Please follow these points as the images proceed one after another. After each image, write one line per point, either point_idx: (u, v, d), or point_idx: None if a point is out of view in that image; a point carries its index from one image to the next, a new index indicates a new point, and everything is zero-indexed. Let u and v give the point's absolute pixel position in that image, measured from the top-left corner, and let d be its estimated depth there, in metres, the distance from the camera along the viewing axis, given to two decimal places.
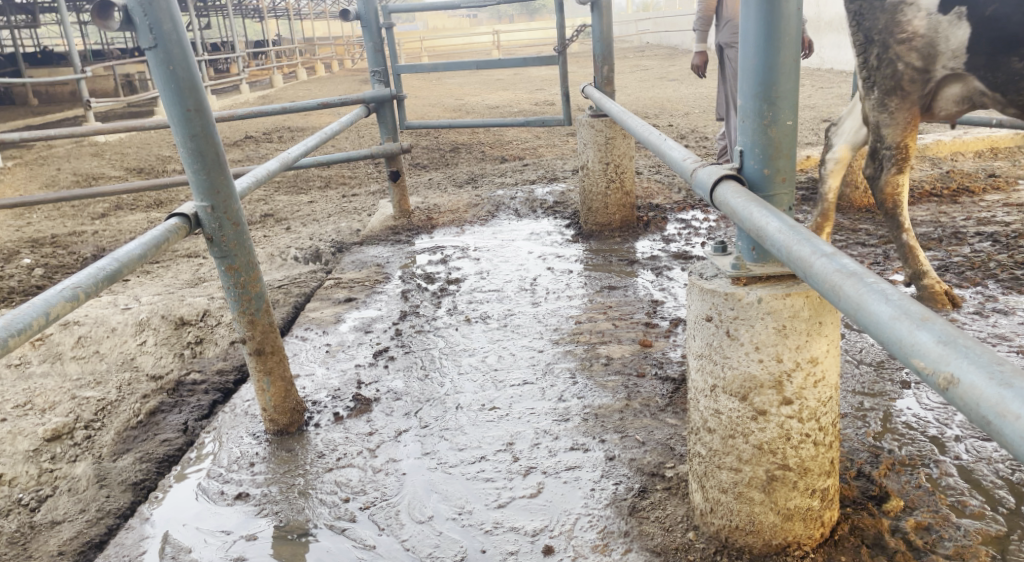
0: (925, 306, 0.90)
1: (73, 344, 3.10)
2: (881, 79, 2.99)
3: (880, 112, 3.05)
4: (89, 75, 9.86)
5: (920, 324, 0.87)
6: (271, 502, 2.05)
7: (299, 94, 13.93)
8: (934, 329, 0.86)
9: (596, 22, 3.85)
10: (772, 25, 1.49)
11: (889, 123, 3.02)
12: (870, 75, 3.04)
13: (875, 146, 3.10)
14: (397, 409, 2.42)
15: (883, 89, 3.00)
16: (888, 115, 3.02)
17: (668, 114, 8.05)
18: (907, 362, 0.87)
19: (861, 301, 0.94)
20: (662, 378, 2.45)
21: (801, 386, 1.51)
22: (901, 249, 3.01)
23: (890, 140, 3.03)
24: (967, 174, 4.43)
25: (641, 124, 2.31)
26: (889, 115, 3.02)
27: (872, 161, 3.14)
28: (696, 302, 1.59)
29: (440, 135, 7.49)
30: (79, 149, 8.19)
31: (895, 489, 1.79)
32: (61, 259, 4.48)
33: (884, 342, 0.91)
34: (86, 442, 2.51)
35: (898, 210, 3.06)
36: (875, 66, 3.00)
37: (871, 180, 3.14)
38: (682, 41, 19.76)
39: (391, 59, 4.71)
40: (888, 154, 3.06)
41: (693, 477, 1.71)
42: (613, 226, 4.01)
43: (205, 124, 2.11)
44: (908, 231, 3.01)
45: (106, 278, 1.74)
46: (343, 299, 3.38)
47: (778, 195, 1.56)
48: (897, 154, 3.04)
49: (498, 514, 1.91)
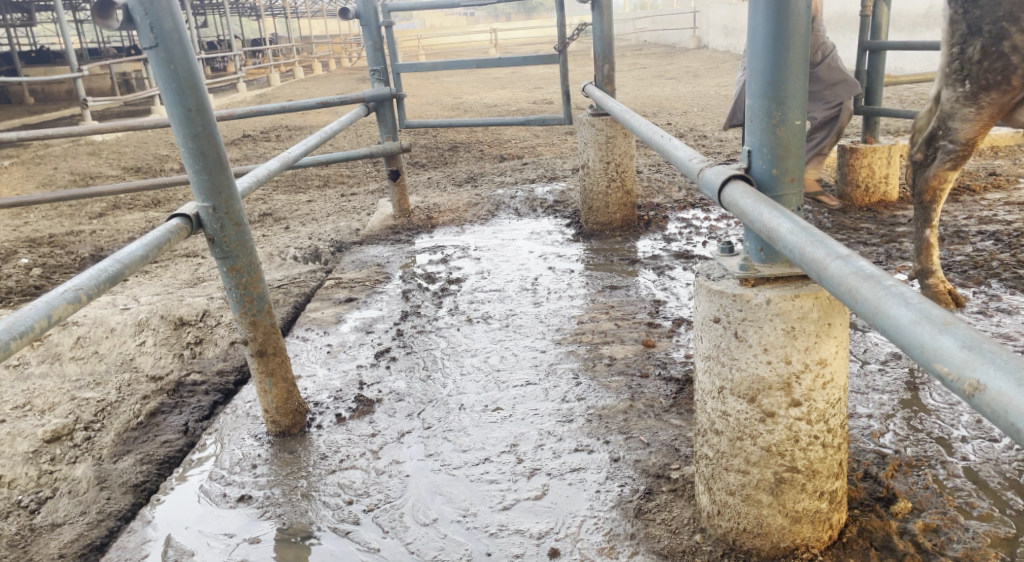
0: (946, 310, 0.89)
1: (72, 345, 3.08)
2: (981, 72, 2.73)
3: (962, 102, 2.82)
4: (85, 74, 9.81)
5: (943, 329, 0.86)
6: (274, 505, 2.04)
7: (296, 92, 13.88)
8: (957, 334, 0.85)
9: (597, 20, 3.83)
10: (781, 23, 1.48)
11: (961, 114, 2.83)
12: (962, 66, 2.78)
13: (938, 132, 2.93)
14: (399, 411, 2.40)
15: (972, 76, 2.76)
16: (965, 106, 2.81)
17: (666, 112, 8.04)
18: (929, 367, 0.86)
19: (880, 304, 0.93)
20: (666, 378, 2.44)
21: (810, 388, 1.50)
22: (917, 244, 2.98)
23: (960, 131, 2.84)
24: (968, 173, 4.43)
25: (643, 123, 2.29)
26: (970, 105, 2.80)
27: (926, 146, 2.99)
28: (704, 303, 1.57)
29: (438, 134, 7.47)
30: (76, 148, 8.16)
31: (903, 490, 1.78)
32: (58, 259, 4.46)
33: (905, 347, 0.89)
34: (85, 443, 2.49)
35: (932, 206, 2.99)
36: (974, 57, 2.73)
37: (920, 165, 3.01)
38: (679, 40, 19.74)
39: (390, 58, 4.68)
40: (946, 147, 2.91)
41: (700, 479, 1.70)
42: (614, 226, 4.00)
43: (207, 124, 2.10)
44: (932, 229, 2.94)
45: (109, 280, 1.73)
46: (343, 299, 3.36)
47: (787, 194, 1.55)
48: (953, 151, 2.88)
49: (503, 516, 1.89)
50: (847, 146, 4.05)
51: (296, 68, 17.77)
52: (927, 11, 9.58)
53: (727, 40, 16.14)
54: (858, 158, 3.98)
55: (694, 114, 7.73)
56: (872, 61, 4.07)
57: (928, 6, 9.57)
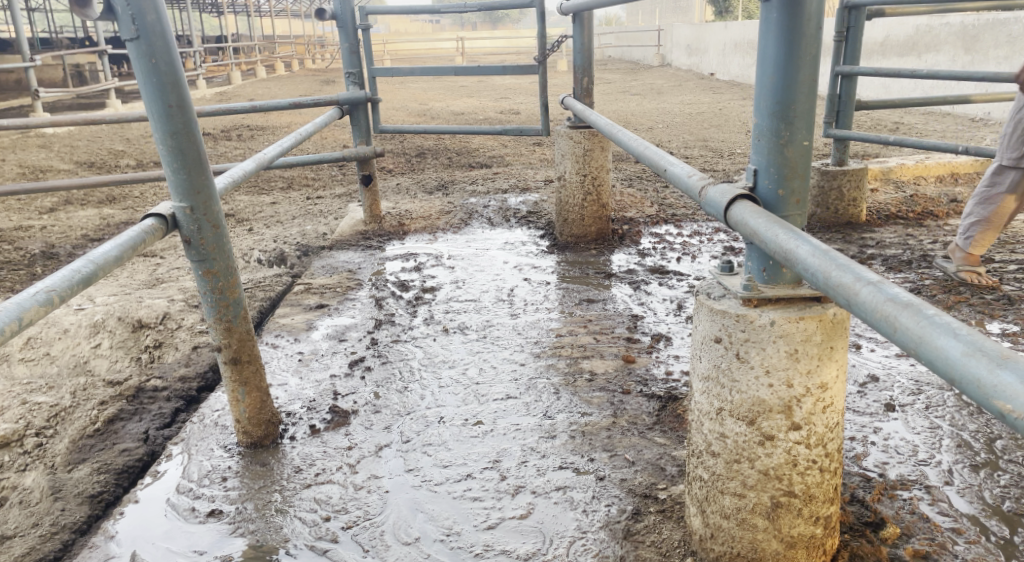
0: (997, 343, 0.90)
1: (21, 345, 2.95)
2: None
3: None
4: (37, 64, 9.47)
5: (1001, 364, 0.86)
6: (246, 520, 1.96)
7: (257, 91, 13.67)
8: (1017, 370, 0.85)
9: (577, 33, 3.80)
10: (790, 44, 1.48)
11: None
12: None
13: None
14: (376, 423, 2.33)
15: None
16: None
17: (635, 127, 8.09)
18: (985, 403, 0.86)
19: (926, 336, 0.93)
20: (648, 395, 2.40)
21: (810, 411, 1.48)
22: None
23: None
24: (931, 198, 4.50)
25: (636, 141, 2.30)
26: None
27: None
28: (704, 322, 1.55)
29: (406, 140, 7.40)
30: (25, 140, 7.89)
31: (891, 515, 1.78)
32: (7, 254, 4.29)
33: (957, 381, 0.89)
34: (36, 450, 2.38)
35: None
36: None
37: None
38: (643, 58, 19.96)
39: (364, 60, 4.58)
40: None
41: (692, 500, 1.68)
42: (588, 238, 3.98)
43: (187, 122, 2.02)
44: None
45: (82, 281, 1.64)
46: (314, 306, 3.27)
47: (791, 216, 1.56)
48: None
49: (488, 536, 1.85)
50: (855, 171, 4.07)
51: (257, 66, 17.52)
52: (884, 39, 9.81)
53: (692, 59, 16.36)
54: (852, 181, 4.06)
55: (663, 130, 7.79)
56: (845, 85, 4.06)
57: (885, 35, 9.82)
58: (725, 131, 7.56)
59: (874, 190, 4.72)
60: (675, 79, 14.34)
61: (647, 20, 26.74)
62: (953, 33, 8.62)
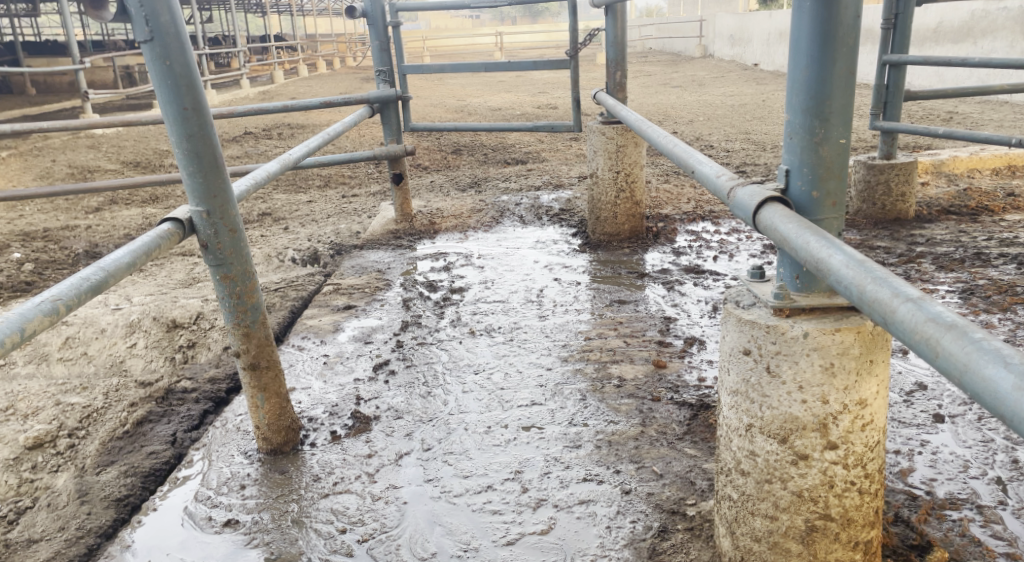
0: None
1: (60, 345, 2.98)
2: None
3: None
4: (86, 66, 9.61)
5: None
6: (262, 531, 1.91)
7: (299, 89, 13.78)
8: None
9: (610, 25, 3.69)
10: (826, 35, 1.38)
11: None
12: None
13: None
14: (398, 430, 2.28)
15: None
16: None
17: (675, 120, 7.93)
18: None
19: (973, 365, 0.83)
20: (679, 403, 2.31)
21: (847, 429, 1.37)
22: None
23: None
24: (986, 192, 4.29)
25: (667, 137, 2.20)
26: None
27: None
28: (733, 333, 1.46)
29: (442, 137, 7.33)
30: (75, 140, 8.05)
31: (938, 537, 1.67)
32: (52, 254, 4.35)
33: (1006, 418, 0.80)
34: (68, 451, 2.38)
35: None
36: None
37: None
38: (684, 49, 19.63)
39: (396, 58, 4.53)
40: None
41: (721, 520, 1.58)
42: (621, 236, 3.88)
43: (203, 124, 1.98)
44: None
45: (91, 289, 1.60)
46: (341, 306, 3.23)
47: (826, 220, 1.45)
48: None
49: (507, 552, 1.78)
50: (904, 166, 3.89)
51: (300, 65, 17.65)
52: (937, 26, 9.47)
53: (735, 50, 16.05)
54: (901, 176, 3.89)
55: (704, 123, 7.62)
56: (893, 75, 3.88)
57: (939, 21, 9.47)
58: (768, 124, 7.35)
59: (925, 184, 4.52)
60: (717, 71, 14.07)
61: (689, 11, 26.33)
62: (1012, 18, 8.28)
